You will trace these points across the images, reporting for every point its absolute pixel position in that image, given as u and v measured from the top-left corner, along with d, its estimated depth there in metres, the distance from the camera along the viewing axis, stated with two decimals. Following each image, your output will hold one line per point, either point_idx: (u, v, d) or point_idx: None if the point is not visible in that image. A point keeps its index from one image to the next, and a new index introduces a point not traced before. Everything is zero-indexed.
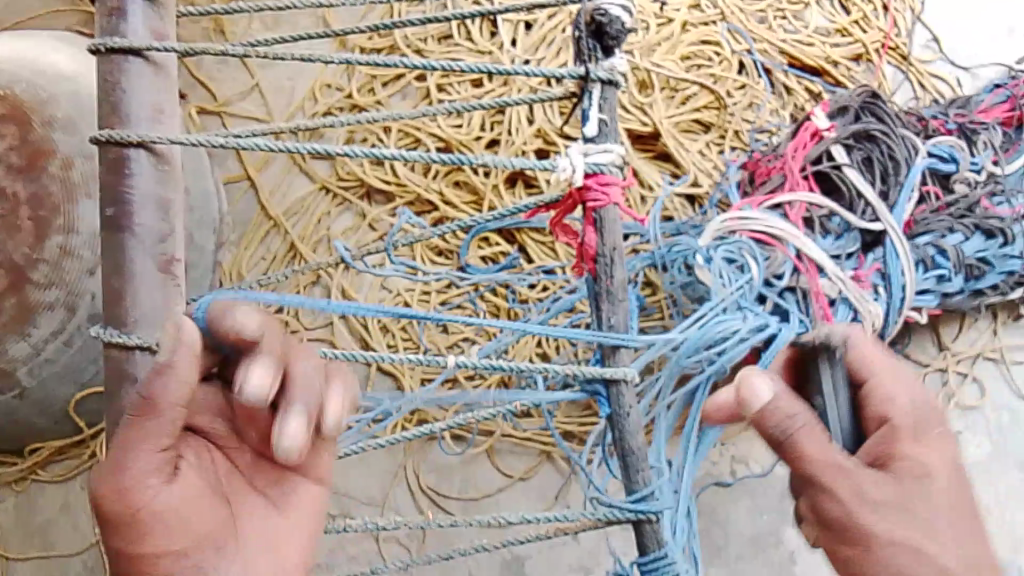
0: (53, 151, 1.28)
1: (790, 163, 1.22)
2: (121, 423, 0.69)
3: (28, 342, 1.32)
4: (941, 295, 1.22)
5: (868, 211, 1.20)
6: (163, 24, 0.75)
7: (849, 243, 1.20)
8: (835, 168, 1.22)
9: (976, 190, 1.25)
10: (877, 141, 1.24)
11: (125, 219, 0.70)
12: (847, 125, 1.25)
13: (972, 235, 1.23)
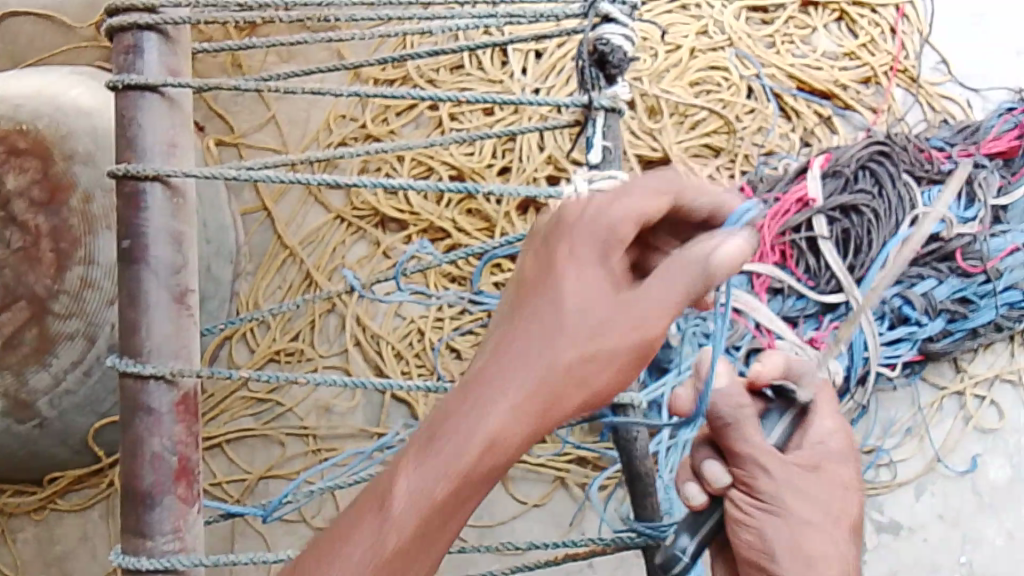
0: (74, 185, 1.32)
1: (767, 230, 1.29)
2: (136, 452, 0.70)
3: (49, 372, 1.33)
4: (917, 343, 1.30)
5: (833, 281, 1.28)
6: (178, 60, 0.76)
7: (809, 307, 1.29)
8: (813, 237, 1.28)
9: (957, 239, 1.29)
10: (863, 214, 1.29)
11: (139, 251, 0.72)
12: (838, 190, 1.30)
13: (946, 279, 1.29)
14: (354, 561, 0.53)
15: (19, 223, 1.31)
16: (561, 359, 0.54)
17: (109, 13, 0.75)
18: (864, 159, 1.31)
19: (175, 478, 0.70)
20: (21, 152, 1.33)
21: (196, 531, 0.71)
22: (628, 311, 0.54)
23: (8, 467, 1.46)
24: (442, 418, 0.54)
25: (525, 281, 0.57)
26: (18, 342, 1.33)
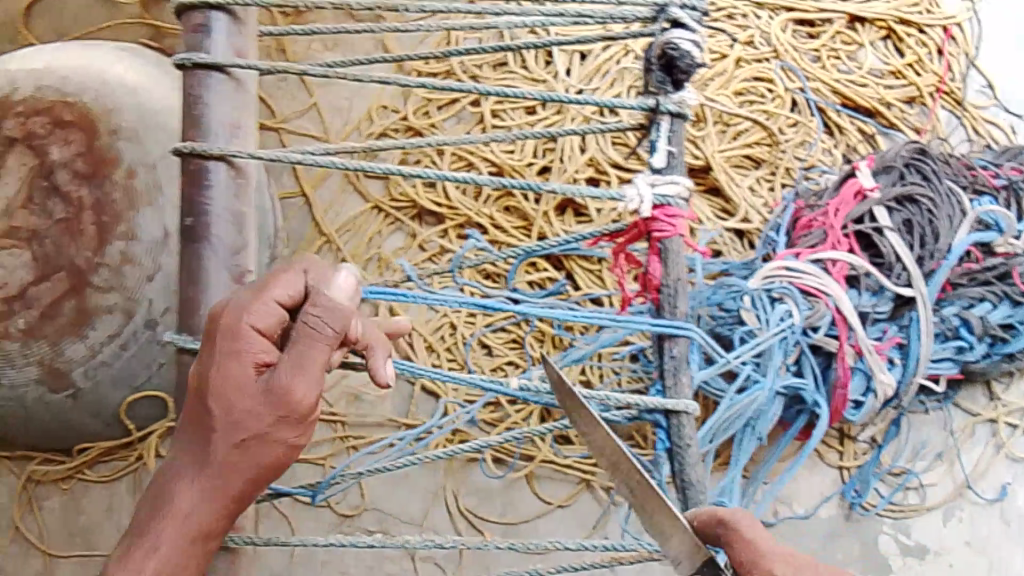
0: (120, 160, 1.34)
1: (832, 219, 1.22)
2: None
3: (84, 344, 1.35)
4: (961, 362, 1.28)
5: (904, 274, 1.21)
6: (244, 42, 0.77)
7: (881, 302, 1.21)
8: (877, 229, 1.22)
9: (1015, 259, 1.27)
10: (919, 205, 1.25)
11: (202, 229, 0.72)
12: (891, 185, 1.26)
13: (999, 303, 1.27)
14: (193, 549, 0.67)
15: (63, 194, 1.32)
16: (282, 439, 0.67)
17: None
18: (908, 158, 1.27)
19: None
20: (67, 123, 1.34)
21: None
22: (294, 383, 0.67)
23: (39, 437, 1.48)
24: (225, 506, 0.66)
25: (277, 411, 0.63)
26: (55, 313, 1.34)
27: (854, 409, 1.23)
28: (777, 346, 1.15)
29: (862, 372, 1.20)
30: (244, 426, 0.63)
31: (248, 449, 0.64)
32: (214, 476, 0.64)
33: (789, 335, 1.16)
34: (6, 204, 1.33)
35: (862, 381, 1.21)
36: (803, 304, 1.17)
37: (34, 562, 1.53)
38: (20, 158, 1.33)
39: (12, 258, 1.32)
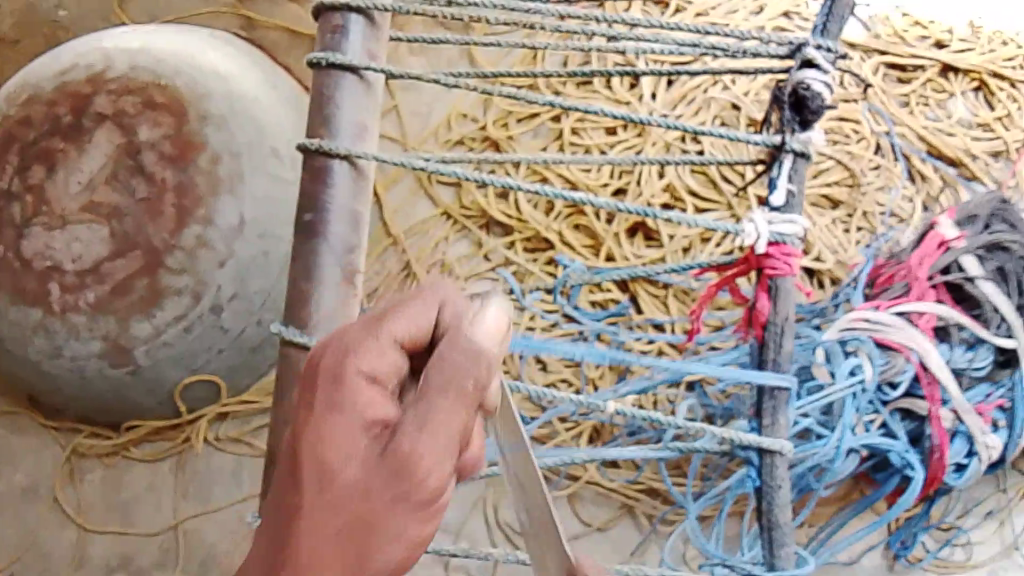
0: (204, 145, 1.36)
1: (916, 270, 1.18)
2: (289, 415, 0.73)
3: (151, 323, 1.36)
4: None
5: (1003, 325, 1.18)
6: (377, 45, 0.79)
7: (980, 357, 1.18)
8: (966, 279, 1.18)
9: None
10: (1012, 252, 1.20)
11: (320, 225, 0.74)
12: (977, 232, 1.21)
13: None
14: None
15: (147, 174, 1.34)
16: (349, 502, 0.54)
17: None
18: (993, 208, 1.23)
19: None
20: (158, 106, 1.36)
21: None
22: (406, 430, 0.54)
23: (92, 409, 1.49)
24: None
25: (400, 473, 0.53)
26: (127, 289, 1.35)
27: (958, 472, 1.21)
28: (847, 403, 1.14)
29: (962, 435, 1.19)
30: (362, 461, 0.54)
31: (373, 470, 0.54)
32: (321, 537, 0.54)
33: (861, 393, 1.14)
34: (89, 178, 1.35)
35: (963, 445, 1.19)
36: (878, 359, 1.14)
37: (68, 533, 1.54)
38: (107, 135, 1.35)
39: (90, 231, 1.34)
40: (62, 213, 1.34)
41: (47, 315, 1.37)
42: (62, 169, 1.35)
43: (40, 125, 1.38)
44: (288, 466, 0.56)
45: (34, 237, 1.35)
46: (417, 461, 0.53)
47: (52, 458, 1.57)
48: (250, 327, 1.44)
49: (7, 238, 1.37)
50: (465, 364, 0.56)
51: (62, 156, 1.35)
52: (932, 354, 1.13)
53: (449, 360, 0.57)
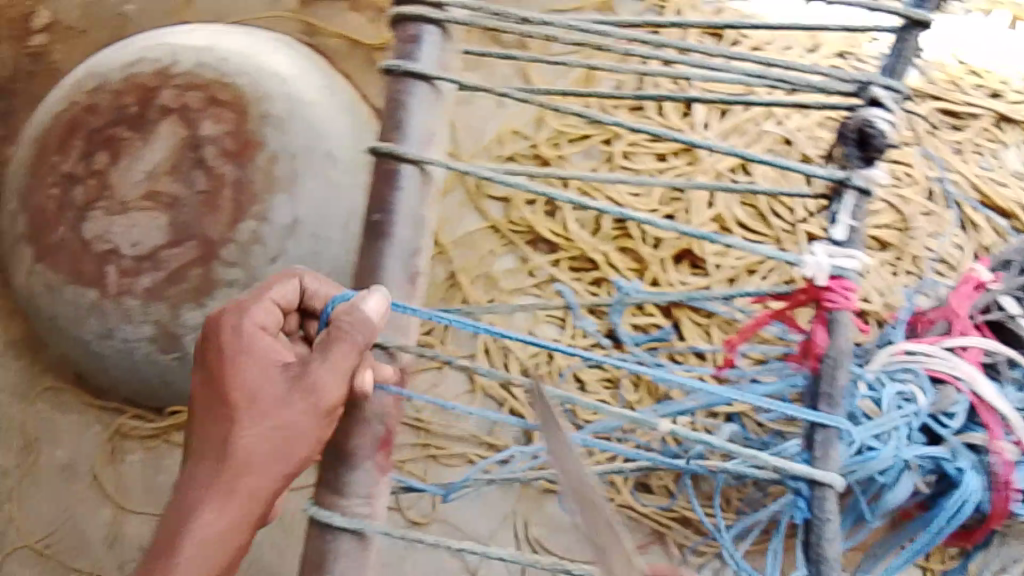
0: (264, 144, 1.39)
1: (957, 308, 1.19)
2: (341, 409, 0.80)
3: (202, 312, 1.39)
4: None
5: None
6: (448, 58, 0.82)
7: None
8: (1007, 317, 1.20)
9: None
10: None
11: (387, 226, 0.78)
12: (1010, 277, 1.23)
13: None
14: (227, 519, 0.74)
15: (207, 168, 1.38)
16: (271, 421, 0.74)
17: (399, 4, 0.81)
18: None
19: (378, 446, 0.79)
20: (222, 104, 1.40)
21: (385, 496, 0.80)
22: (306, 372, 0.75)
23: (137, 392, 1.52)
24: (240, 472, 0.74)
25: (302, 385, 0.74)
26: (181, 278, 1.38)
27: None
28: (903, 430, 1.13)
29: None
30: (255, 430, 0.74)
31: (261, 434, 0.74)
32: (250, 436, 0.74)
33: (915, 420, 1.14)
34: (151, 168, 1.38)
35: None
36: (929, 390, 1.16)
37: (105, 512, 1.59)
38: (172, 128, 1.39)
39: (148, 219, 1.37)
40: (123, 199, 1.38)
41: (101, 297, 1.40)
42: (125, 159, 1.39)
43: (106, 113, 1.41)
44: (198, 437, 0.77)
45: (94, 221, 1.38)
46: (294, 424, 0.74)
47: (94, 437, 1.61)
48: None
49: (66, 220, 1.40)
50: (338, 347, 0.74)
51: (126, 146, 1.39)
52: (985, 384, 1.11)
53: (323, 347, 0.74)
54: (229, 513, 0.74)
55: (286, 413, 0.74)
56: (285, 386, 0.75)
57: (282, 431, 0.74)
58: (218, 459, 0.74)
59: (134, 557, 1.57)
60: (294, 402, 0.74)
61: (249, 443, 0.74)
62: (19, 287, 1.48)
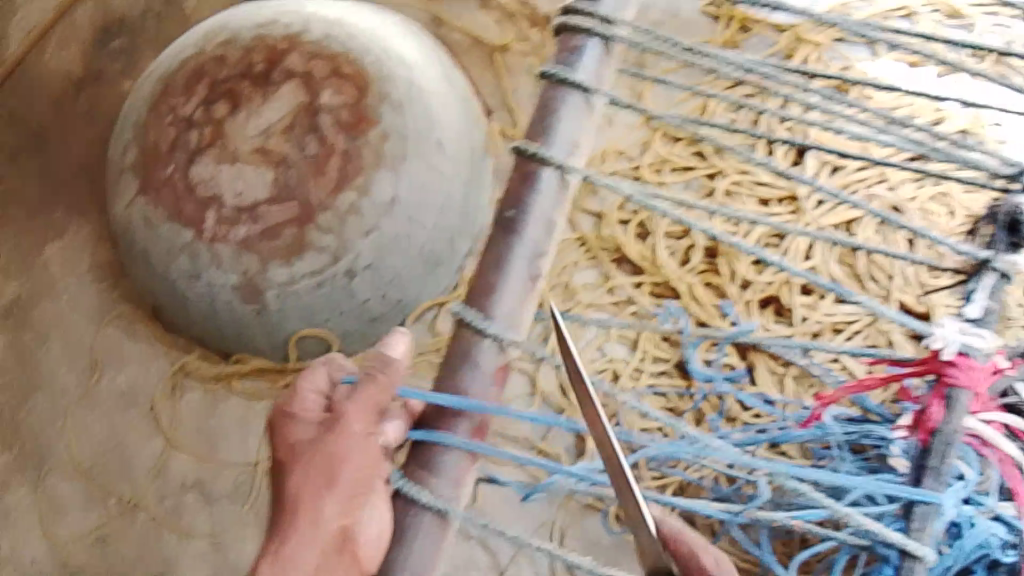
0: (377, 122, 1.41)
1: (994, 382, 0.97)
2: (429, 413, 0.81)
3: (289, 270, 1.42)
4: None
5: None
6: (606, 71, 0.82)
7: None
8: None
9: None
10: None
11: (519, 225, 0.79)
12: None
13: None
14: (299, 570, 0.78)
15: (321, 135, 1.39)
16: (320, 476, 0.79)
17: (565, 13, 0.82)
18: None
19: (475, 431, 0.78)
20: (345, 77, 1.42)
21: (473, 476, 0.79)
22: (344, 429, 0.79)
23: (208, 335, 1.55)
24: (302, 527, 0.78)
25: (341, 442, 0.79)
26: (276, 235, 1.40)
27: None
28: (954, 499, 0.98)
29: None
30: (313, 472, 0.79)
31: (313, 475, 0.79)
32: (308, 490, 0.79)
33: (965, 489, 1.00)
34: (267, 126, 1.40)
35: None
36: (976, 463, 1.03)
37: (155, 445, 1.61)
38: (293, 91, 1.41)
39: (256, 174, 1.39)
40: (234, 151, 1.40)
41: (196, 240, 1.42)
42: (243, 112, 1.41)
43: (233, 66, 1.44)
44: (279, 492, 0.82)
45: (203, 166, 1.40)
46: (337, 457, 0.78)
47: (156, 373, 1.64)
48: (375, 299, 1.49)
49: (177, 161, 1.42)
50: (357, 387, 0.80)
51: (246, 100, 1.41)
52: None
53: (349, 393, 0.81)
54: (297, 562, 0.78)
55: (331, 467, 0.78)
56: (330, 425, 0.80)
57: (331, 483, 0.78)
58: (293, 516, 0.79)
59: (174, 493, 1.60)
60: (339, 457, 0.78)
61: (308, 498, 0.79)
62: (117, 216, 1.51)
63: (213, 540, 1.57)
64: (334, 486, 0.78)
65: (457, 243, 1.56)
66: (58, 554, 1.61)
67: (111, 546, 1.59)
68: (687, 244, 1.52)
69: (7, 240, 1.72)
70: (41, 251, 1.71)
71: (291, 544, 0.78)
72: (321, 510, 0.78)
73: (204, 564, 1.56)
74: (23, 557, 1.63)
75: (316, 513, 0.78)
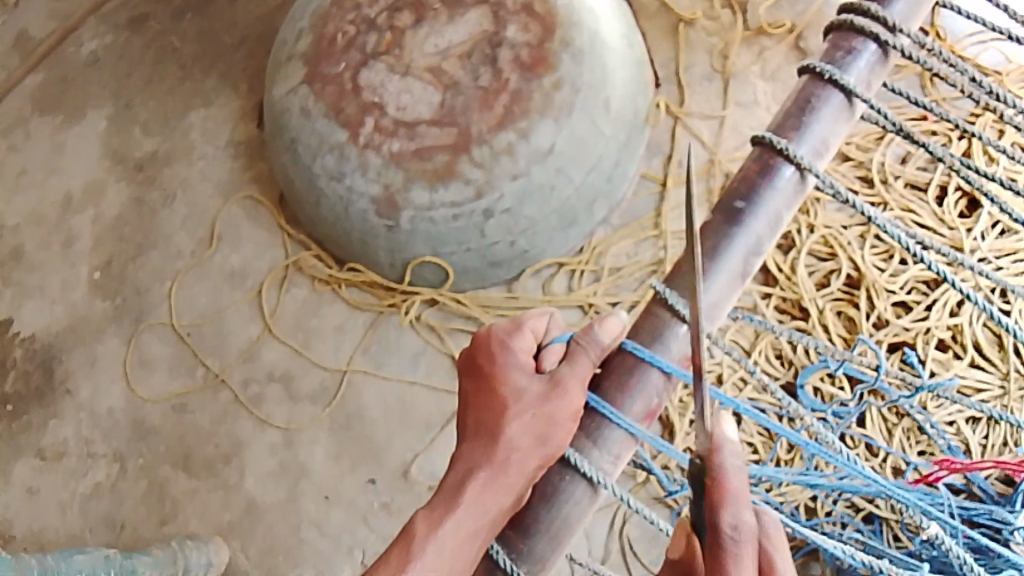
0: (555, 69, 1.37)
1: None
2: (602, 382, 0.77)
3: (430, 196, 1.38)
4: None
5: None
6: (874, 79, 0.85)
7: None
8: None
9: None
10: None
11: (747, 219, 0.78)
12: None
13: None
14: (482, 518, 0.74)
15: (497, 68, 1.37)
16: (525, 430, 0.74)
17: (849, 16, 0.85)
18: None
19: (644, 415, 0.76)
20: (534, 14, 1.38)
21: (628, 458, 0.76)
22: (561, 390, 0.75)
23: (333, 238, 1.56)
24: (495, 475, 0.74)
25: (557, 400, 0.74)
26: (427, 156, 1.37)
27: None
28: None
29: None
30: (518, 427, 0.75)
31: (521, 428, 0.75)
32: (513, 443, 0.75)
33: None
34: (446, 46, 1.38)
35: None
36: None
37: (252, 329, 1.63)
38: (479, 17, 1.38)
39: (424, 92, 1.38)
40: (408, 63, 1.39)
41: (349, 142, 1.42)
42: (427, 27, 1.39)
43: None
44: (468, 431, 0.79)
45: (375, 71, 1.40)
46: (552, 420, 0.74)
47: (268, 261, 1.66)
48: (503, 244, 1.44)
49: (350, 59, 1.42)
50: (579, 355, 0.77)
51: (432, 16, 1.40)
52: None
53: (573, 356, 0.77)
54: (486, 508, 0.74)
55: (539, 424, 0.74)
56: (543, 387, 0.76)
57: (536, 440, 0.73)
58: (485, 457, 0.75)
59: (260, 382, 1.60)
60: (551, 415, 0.74)
61: (508, 449, 0.74)
62: (274, 98, 1.51)
63: (286, 435, 1.57)
64: (540, 442, 0.73)
65: (597, 207, 1.49)
66: (134, 410, 1.62)
67: (187, 415, 1.61)
68: (829, 268, 1.47)
69: (154, 96, 1.78)
70: (184, 115, 1.76)
71: (482, 494, 0.74)
72: (519, 465, 0.74)
73: (271, 457, 1.56)
74: (97, 404, 1.64)
75: (514, 468, 0.74)
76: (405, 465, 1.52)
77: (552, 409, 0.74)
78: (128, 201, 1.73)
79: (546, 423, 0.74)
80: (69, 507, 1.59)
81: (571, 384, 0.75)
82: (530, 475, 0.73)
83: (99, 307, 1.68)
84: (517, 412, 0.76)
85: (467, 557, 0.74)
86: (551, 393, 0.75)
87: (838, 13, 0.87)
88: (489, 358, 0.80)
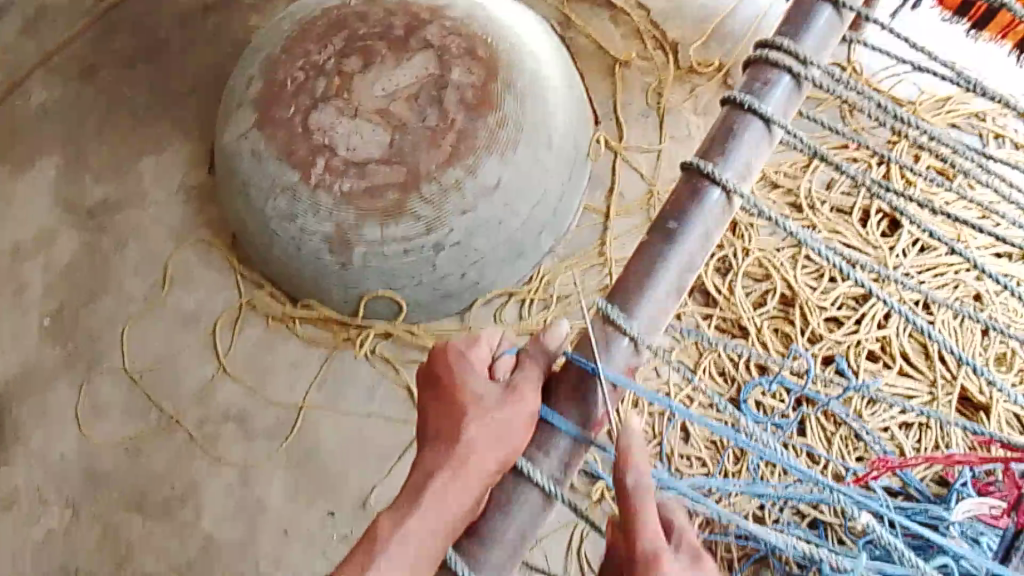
0: (499, 108, 1.44)
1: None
2: (551, 394, 0.81)
3: (382, 232, 1.43)
4: None
5: None
6: (790, 107, 0.92)
7: None
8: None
9: None
10: None
11: (681, 233, 0.84)
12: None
13: None
14: (447, 515, 0.76)
15: (444, 108, 1.43)
16: (484, 431, 0.77)
17: (762, 52, 0.93)
18: None
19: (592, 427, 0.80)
20: (478, 57, 1.46)
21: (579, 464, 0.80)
22: (518, 395, 0.78)
23: (286, 277, 1.59)
24: (457, 474, 0.77)
25: (514, 405, 0.78)
26: (378, 194, 1.42)
27: None
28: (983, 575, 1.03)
29: None
30: (475, 431, 0.77)
31: (481, 431, 0.77)
32: (472, 444, 0.77)
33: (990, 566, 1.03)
34: (394, 89, 1.45)
35: None
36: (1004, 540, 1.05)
37: (207, 370, 1.64)
38: (425, 61, 1.46)
39: (374, 132, 1.43)
40: (358, 105, 1.45)
41: (301, 182, 1.45)
42: (375, 71, 1.46)
43: (373, 25, 1.49)
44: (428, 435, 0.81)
45: (325, 114, 1.45)
46: (507, 424, 0.77)
47: (222, 303, 1.68)
48: (455, 277, 1.49)
49: (301, 102, 1.47)
50: (529, 364, 0.81)
51: (379, 60, 1.47)
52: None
53: (525, 365, 0.81)
54: (449, 508, 0.76)
55: (499, 426, 0.77)
56: (499, 393, 0.79)
57: (497, 441, 0.76)
58: (446, 460, 0.78)
59: (215, 422, 1.61)
60: (508, 419, 0.77)
61: (469, 451, 0.77)
62: (225, 142, 1.55)
63: (242, 475, 1.57)
64: (499, 444, 0.76)
65: (543, 238, 1.56)
66: (86, 456, 1.61)
67: (142, 460, 1.60)
68: (765, 288, 1.55)
69: (104, 143, 1.80)
70: (135, 162, 1.79)
71: (445, 492, 0.76)
72: (480, 465, 0.76)
73: (227, 498, 1.56)
74: (48, 453, 1.61)
75: (475, 468, 0.76)
76: (362, 498, 1.53)
77: (509, 413, 0.77)
78: (79, 247, 1.74)
79: (505, 427, 0.77)
80: (18, 563, 1.55)
81: (523, 391, 0.79)
82: (487, 475, 0.76)
83: (49, 354, 1.67)
84: (476, 418, 0.78)
85: (430, 554, 0.76)
86: (507, 399, 0.78)
87: (756, 47, 0.95)
88: (447, 368, 0.83)
